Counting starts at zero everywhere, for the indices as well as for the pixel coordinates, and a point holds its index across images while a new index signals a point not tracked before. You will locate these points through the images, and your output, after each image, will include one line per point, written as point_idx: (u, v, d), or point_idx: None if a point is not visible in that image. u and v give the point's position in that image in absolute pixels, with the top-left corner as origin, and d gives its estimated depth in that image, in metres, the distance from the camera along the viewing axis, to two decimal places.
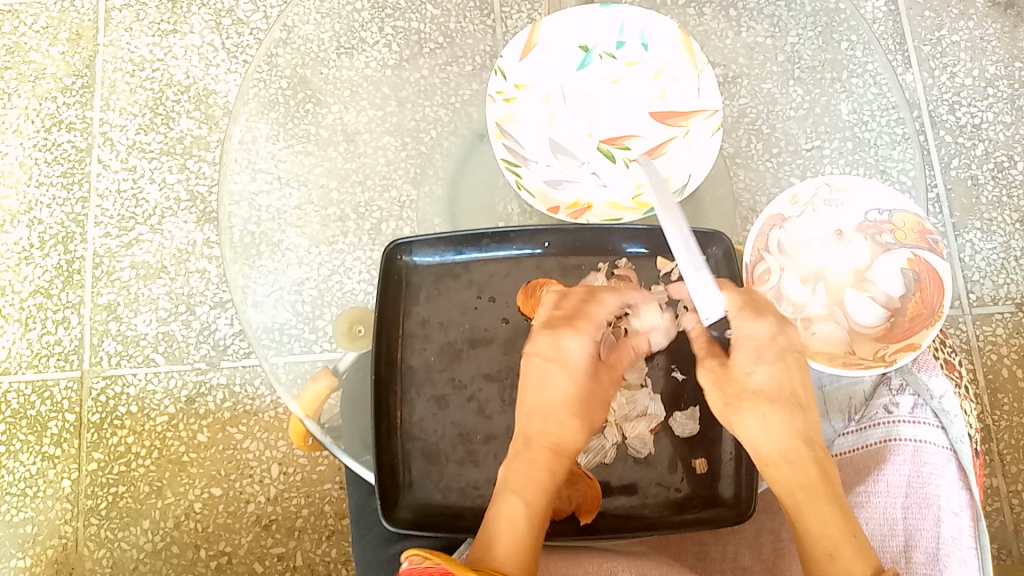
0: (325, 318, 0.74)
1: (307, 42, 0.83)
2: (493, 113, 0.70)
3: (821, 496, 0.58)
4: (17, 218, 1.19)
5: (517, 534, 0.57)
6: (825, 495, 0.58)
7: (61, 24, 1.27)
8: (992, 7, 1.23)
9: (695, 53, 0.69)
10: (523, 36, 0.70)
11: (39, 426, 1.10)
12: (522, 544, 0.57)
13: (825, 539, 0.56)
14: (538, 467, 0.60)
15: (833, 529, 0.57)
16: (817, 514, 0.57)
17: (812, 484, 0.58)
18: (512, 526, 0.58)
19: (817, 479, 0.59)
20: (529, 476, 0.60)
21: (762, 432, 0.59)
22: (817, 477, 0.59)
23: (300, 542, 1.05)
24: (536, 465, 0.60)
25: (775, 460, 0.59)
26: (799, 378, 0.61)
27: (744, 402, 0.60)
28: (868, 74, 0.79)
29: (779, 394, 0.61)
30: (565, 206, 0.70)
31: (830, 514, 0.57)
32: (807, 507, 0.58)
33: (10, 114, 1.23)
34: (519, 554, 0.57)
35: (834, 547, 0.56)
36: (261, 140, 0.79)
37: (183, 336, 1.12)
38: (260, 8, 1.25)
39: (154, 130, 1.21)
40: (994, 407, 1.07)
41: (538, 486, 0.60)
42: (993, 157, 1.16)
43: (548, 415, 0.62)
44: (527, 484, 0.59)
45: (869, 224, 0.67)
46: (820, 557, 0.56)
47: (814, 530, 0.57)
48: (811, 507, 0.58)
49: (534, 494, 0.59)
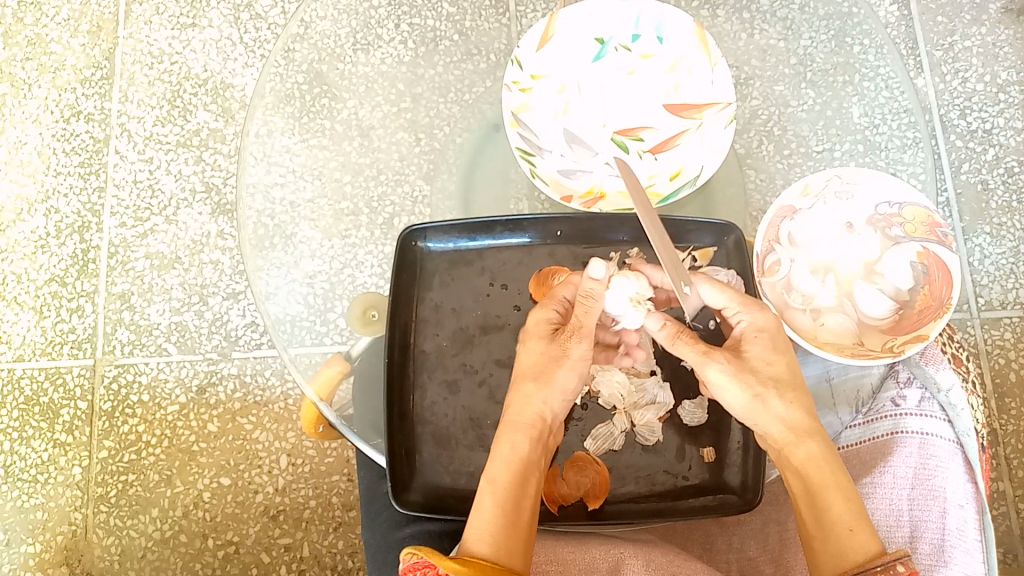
0: (337, 310, 0.75)
1: (324, 38, 0.84)
2: (509, 102, 0.71)
3: (838, 476, 0.59)
4: (35, 207, 1.20)
5: (491, 516, 0.58)
6: (838, 475, 0.59)
7: (82, 17, 1.29)
8: (1005, 14, 1.23)
9: (709, 45, 0.70)
10: (540, 27, 0.70)
11: (52, 413, 1.12)
12: (514, 520, 0.58)
13: (846, 515, 0.58)
14: (513, 448, 0.61)
15: (852, 507, 0.58)
16: (837, 494, 0.59)
17: (826, 466, 0.59)
18: (487, 508, 0.58)
19: (828, 461, 0.60)
20: (506, 457, 0.60)
21: (778, 414, 0.60)
22: (828, 458, 0.60)
23: (307, 533, 1.06)
24: (509, 447, 0.61)
25: (796, 441, 0.60)
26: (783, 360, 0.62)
27: (771, 392, 0.60)
28: (880, 78, 0.79)
29: (783, 379, 0.61)
30: (577, 195, 0.71)
31: (846, 493, 0.59)
32: (828, 486, 0.59)
33: (30, 105, 1.25)
34: (493, 534, 0.57)
35: (855, 522, 0.57)
36: (277, 133, 0.80)
37: (196, 327, 1.14)
38: (278, 4, 1.27)
39: (171, 122, 1.23)
40: (1001, 411, 1.06)
41: (513, 466, 0.60)
42: (1004, 162, 1.16)
43: (520, 391, 0.62)
44: (504, 465, 0.60)
45: (880, 217, 0.67)
46: (841, 532, 0.57)
47: (834, 509, 0.58)
48: (831, 486, 0.59)
49: (507, 475, 0.60)
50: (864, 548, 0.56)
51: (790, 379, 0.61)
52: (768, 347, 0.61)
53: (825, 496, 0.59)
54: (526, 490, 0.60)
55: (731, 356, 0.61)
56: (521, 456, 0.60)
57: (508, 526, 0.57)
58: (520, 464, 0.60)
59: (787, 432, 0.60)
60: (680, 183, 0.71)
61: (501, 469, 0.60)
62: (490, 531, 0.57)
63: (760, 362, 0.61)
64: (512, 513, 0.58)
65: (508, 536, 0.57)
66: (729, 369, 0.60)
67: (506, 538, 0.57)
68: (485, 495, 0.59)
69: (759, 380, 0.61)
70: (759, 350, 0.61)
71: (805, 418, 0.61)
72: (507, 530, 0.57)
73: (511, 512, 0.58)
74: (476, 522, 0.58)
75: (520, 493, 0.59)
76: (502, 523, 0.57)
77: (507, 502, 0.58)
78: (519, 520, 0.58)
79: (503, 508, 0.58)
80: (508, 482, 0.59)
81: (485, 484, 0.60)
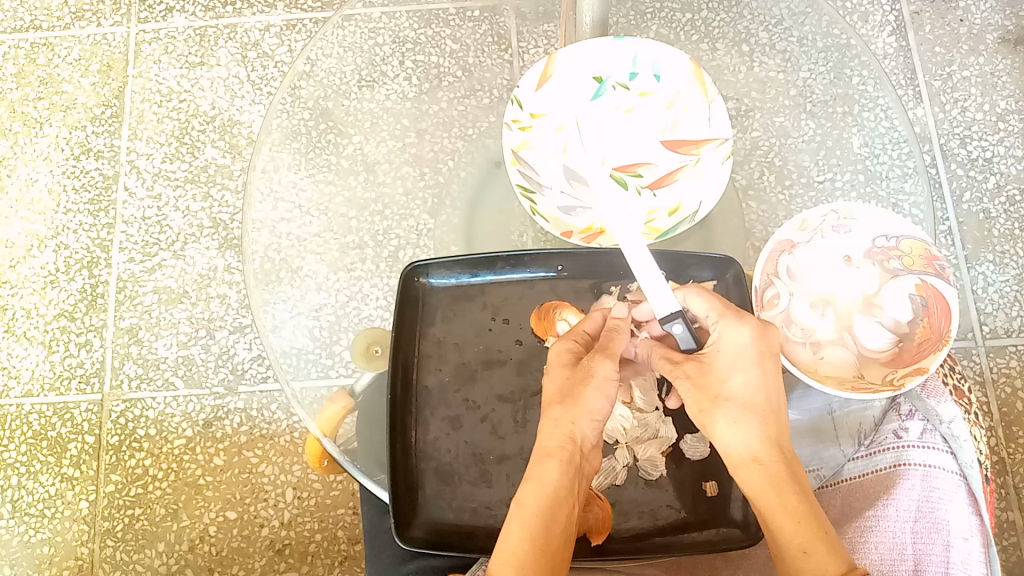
0: (343, 343, 0.76)
1: (329, 76, 0.85)
2: (509, 140, 0.73)
3: (792, 499, 0.57)
4: (44, 243, 1.22)
5: (520, 544, 0.57)
6: (787, 494, 0.57)
7: (93, 56, 1.32)
8: (1002, 44, 1.25)
9: (706, 84, 0.71)
10: (539, 67, 0.72)
11: (60, 447, 1.12)
12: (535, 544, 0.57)
13: (800, 538, 0.56)
14: (552, 478, 0.59)
15: (801, 530, 0.56)
16: (785, 515, 0.57)
17: (776, 492, 0.57)
18: (515, 533, 0.57)
19: (782, 481, 0.58)
20: (541, 488, 0.59)
21: (734, 437, 0.59)
22: (775, 481, 0.57)
23: (312, 567, 1.05)
24: (548, 475, 0.59)
25: (746, 463, 0.58)
26: (774, 386, 0.60)
27: (718, 407, 0.59)
28: (879, 108, 0.80)
29: (751, 402, 0.59)
30: (578, 231, 0.72)
31: (800, 513, 0.57)
32: (776, 508, 0.57)
33: (41, 143, 1.27)
34: (519, 563, 0.56)
35: (808, 543, 0.56)
36: (283, 169, 0.82)
37: (203, 360, 1.15)
38: (285, 43, 1.29)
39: (179, 158, 1.25)
40: (1009, 439, 1.06)
41: (544, 493, 0.59)
42: (1005, 190, 1.17)
43: (559, 416, 0.60)
44: (538, 492, 0.59)
45: (877, 250, 0.68)
46: (795, 554, 0.56)
47: (788, 530, 0.57)
48: (780, 511, 0.57)
49: (541, 504, 0.58)
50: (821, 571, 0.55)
51: (762, 403, 0.59)
52: (739, 367, 0.59)
53: (774, 522, 0.57)
54: (558, 515, 0.59)
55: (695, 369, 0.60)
56: (554, 483, 0.59)
57: (537, 553, 0.57)
58: (553, 492, 0.59)
59: (746, 451, 0.59)
60: (679, 219, 0.72)
61: (535, 496, 0.59)
62: (517, 560, 0.56)
63: (725, 381, 0.60)
64: (538, 541, 0.57)
65: (535, 566, 0.56)
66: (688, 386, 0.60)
67: (532, 566, 0.56)
68: (513, 524, 0.58)
69: (717, 395, 0.59)
70: (726, 367, 0.60)
71: (767, 441, 0.59)
72: (540, 563, 0.57)
73: (540, 538, 0.57)
74: (504, 552, 0.57)
75: (551, 518, 0.58)
76: (537, 554, 0.57)
77: (536, 527, 0.57)
78: (550, 544, 0.57)
79: (531, 531, 0.57)
80: (539, 509, 0.58)
81: (516, 517, 0.58)
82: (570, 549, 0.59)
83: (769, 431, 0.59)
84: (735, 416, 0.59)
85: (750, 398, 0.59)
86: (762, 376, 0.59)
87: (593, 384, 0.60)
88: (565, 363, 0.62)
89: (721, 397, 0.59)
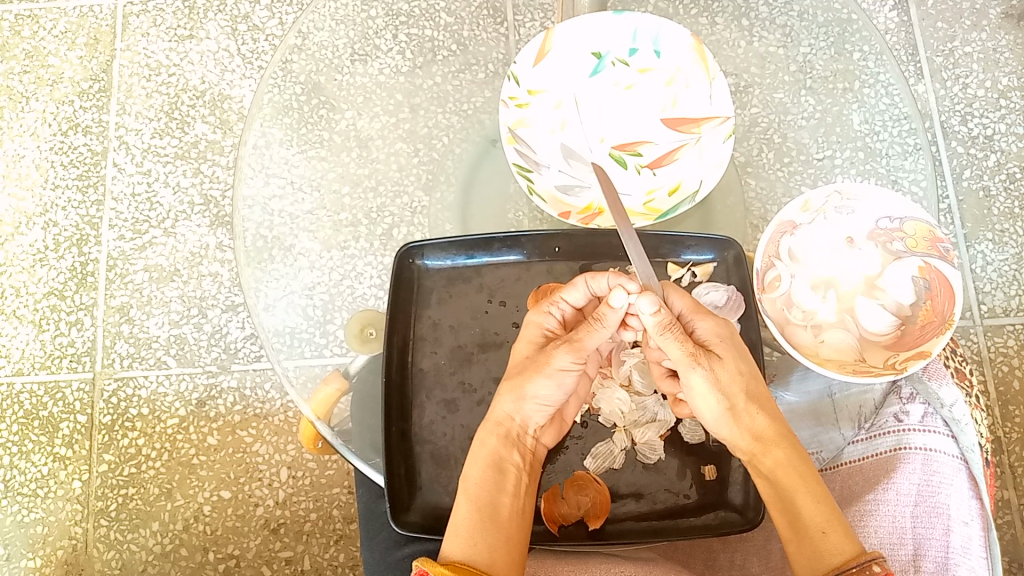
0: (336, 322, 0.74)
1: (322, 49, 0.83)
2: (506, 118, 0.71)
3: (809, 480, 0.59)
4: (33, 220, 1.20)
5: (470, 516, 0.59)
6: (806, 476, 0.59)
7: (80, 29, 1.29)
8: (1005, 19, 1.23)
9: (707, 60, 0.69)
10: (536, 43, 0.70)
11: (51, 427, 1.11)
12: (483, 514, 0.59)
13: (820, 518, 0.58)
14: (491, 449, 0.61)
15: (823, 509, 0.58)
16: (808, 496, 0.58)
17: (797, 473, 0.59)
18: (465, 507, 0.60)
19: (797, 464, 0.60)
20: (482, 459, 0.61)
21: (748, 420, 0.60)
22: (797, 462, 0.60)
23: (308, 546, 1.05)
24: (486, 446, 0.61)
25: (768, 449, 0.60)
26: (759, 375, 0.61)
27: (741, 400, 0.60)
28: (880, 84, 0.79)
29: (758, 388, 0.61)
30: (576, 212, 0.70)
31: (818, 495, 0.59)
32: (799, 488, 0.59)
33: (28, 118, 1.25)
34: (469, 535, 0.58)
35: (827, 524, 0.57)
36: (275, 145, 0.80)
37: (195, 339, 1.13)
38: (275, 15, 1.27)
39: (169, 134, 1.22)
40: (1005, 418, 1.06)
41: (489, 465, 0.61)
42: (1005, 168, 1.16)
43: (505, 393, 0.62)
44: (480, 466, 0.61)
45: (880, 232, 0.67)
46: (814, 533, 0.57)
47: (807, 511, 0.58)
48: (803, 490, 0.59)
49: (488, 476, 0.60)
50: (840, 551, 0.56)
51: (763, 388, 0.61)
52: (734, 352, 0.60)
53: (797, 500, 0.59)
54: (504, 486, 0.61)
55: (715, 363, 0.59)
56: (495, 454, 0.61)
57: (485, 523, 0.58)
58: (497, 463, 0.61)
59: (752, 443, 0.60)
60: (679, 198, 0.71)
61: (478, 470, 0.61)
62: (467, 531, 0.58)
63: (735, 366, 0.60)
64: (487, 511, 0.59)
65: (485, 535, 0.58)
66: (710, 377, 0.59)
67: (482, 535, 0.58)
68: (462, 498, 0.60)
69: (733, 382, 0.60)
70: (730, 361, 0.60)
71: (776, 426, 0.61)
72: (489, 532, 0.58)
73: (488, 509, 0.59)
74: (454, 526, 0.59)
75: (496, 489, 0.60)
76: (484, 523, 0.58)
77: (483, 497, 0.59)
78: (499, 517, 0.59)
79: (479, 503, 0.59)
80: (482, 479, 0.60)
81: (465, 494, 0.60)
82: (524, 521, 0.61)
83: (773, 412, 0.61)
84: (748, 408, 0.60)
85: (754, 387, 0.61)
86: (752, 366, 0.61)
87: (544, 372, 0.61)
88: (533, 344, 0.63)
89: (734, 384, 0.60)
